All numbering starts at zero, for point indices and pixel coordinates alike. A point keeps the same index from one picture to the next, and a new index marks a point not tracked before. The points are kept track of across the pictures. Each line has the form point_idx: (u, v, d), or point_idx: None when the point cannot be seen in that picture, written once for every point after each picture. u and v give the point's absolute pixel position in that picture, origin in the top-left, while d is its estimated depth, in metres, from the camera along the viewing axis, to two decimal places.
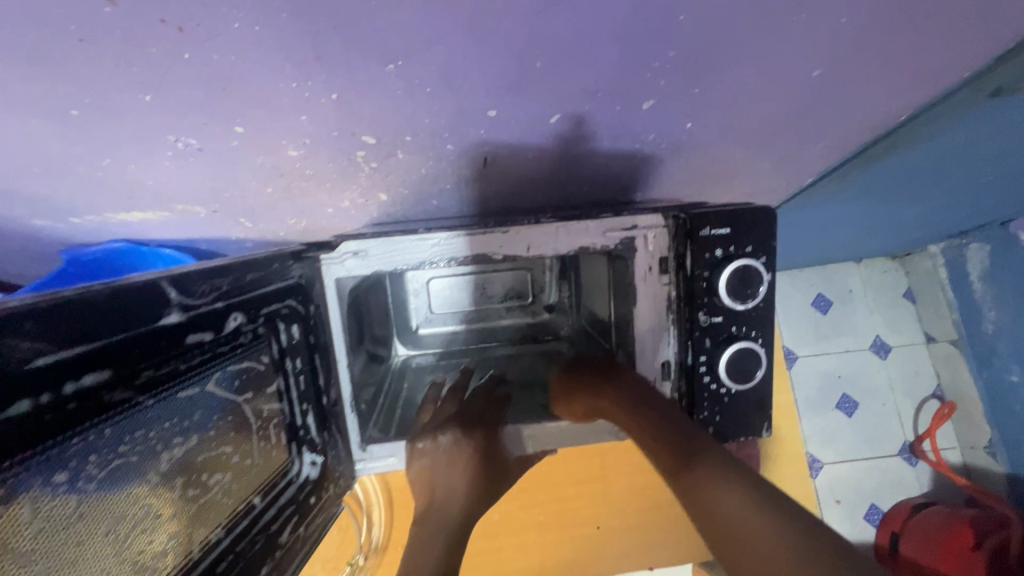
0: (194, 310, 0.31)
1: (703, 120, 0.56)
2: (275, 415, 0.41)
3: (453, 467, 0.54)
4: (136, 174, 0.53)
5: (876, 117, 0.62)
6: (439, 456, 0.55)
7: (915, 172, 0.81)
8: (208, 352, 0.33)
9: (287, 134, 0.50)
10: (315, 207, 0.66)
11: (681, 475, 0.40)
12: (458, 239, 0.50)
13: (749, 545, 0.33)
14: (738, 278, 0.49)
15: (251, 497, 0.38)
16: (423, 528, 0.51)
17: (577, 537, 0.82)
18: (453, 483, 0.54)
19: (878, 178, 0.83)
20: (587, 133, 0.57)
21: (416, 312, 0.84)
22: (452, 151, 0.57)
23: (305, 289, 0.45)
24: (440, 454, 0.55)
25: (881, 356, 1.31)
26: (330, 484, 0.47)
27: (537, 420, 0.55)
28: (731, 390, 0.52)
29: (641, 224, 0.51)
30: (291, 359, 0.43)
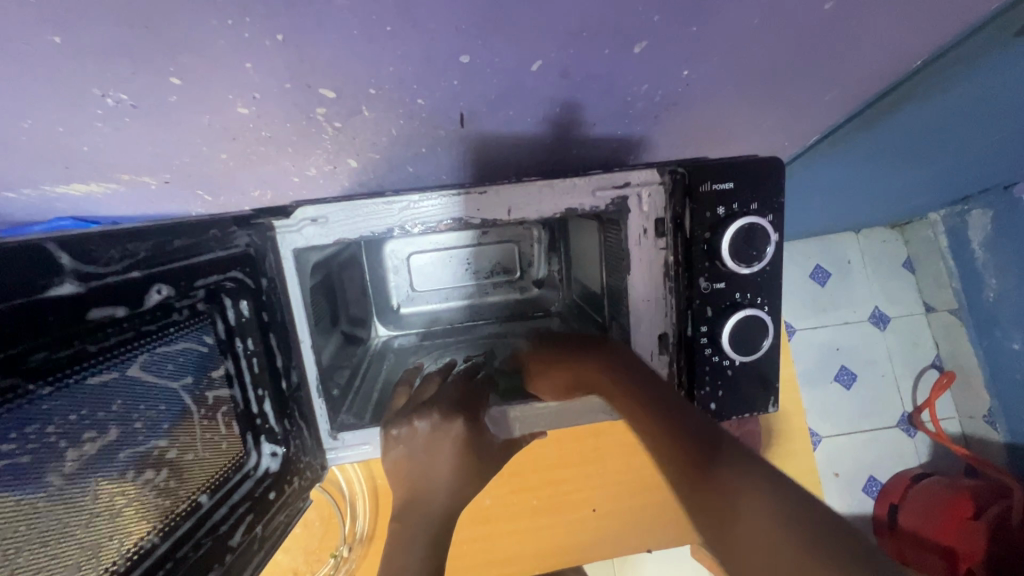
0: (99, 280, 0.26)
1: (702, 67, 0.51)
2: (223, 403, 0.36)
3: (436, 454, 0.48)
4: (67, 138, 0.47)
5: (888, 62, 0.56)
6: (416, 443, 0.48)
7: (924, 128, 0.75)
8: (126, 332, 0.28)
9: (233, 87, 0.44)
10: (279, 175, 0.60)
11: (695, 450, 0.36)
12: (430, 202, 0.45)
13: (772, 554, 0.28)
14: (743, 239, 0.44)
15: (196, 495, 0.33)
16: (403, 525, 0.44)
17: (572, 521, 0.78)
18: (436, 472, 0.47)
19: (884, 137, 0.77)
20: (574, 84, 0.51)
21: (397, 290, 0.79)
22: (424, 108, 0.51)
23: (255, 260, 0.40)
24: (418, 441, 0.48)
25: (880, 326, 1.28)
26: (294, 476, 0.42)
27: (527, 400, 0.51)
28: (735, 363, 0.48)
29: (634, 182, 0.46)
30: (240, 339, 0.38)
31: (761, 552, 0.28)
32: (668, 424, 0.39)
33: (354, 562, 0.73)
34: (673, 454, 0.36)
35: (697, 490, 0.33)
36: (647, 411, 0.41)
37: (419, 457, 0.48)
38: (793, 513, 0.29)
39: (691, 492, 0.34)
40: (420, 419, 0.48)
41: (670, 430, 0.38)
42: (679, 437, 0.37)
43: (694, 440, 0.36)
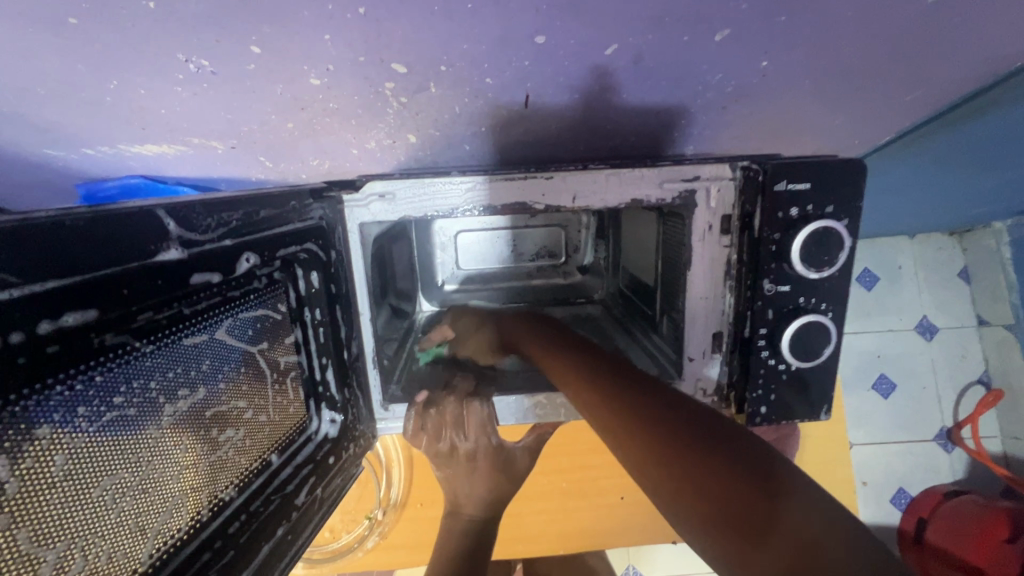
0: (198, 247, 0.27)
1: (783, 58, 0.49)
2: (292, 368, 0.38)
3: (462, 472, 0.57)
4: (146, 100, 0.49)
5: (981, 58, 0.53)
6: (447, 457, 0.56)
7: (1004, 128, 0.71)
8: (217, 296, 0.29)
9: (308, 58, 0.44)
10: (339, 147, 0.60)
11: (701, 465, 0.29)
12: (494, 185, 0.44)
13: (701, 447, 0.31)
14: (815, 243, 0.43)
15: (268, 453, 0.35)
16: (454, 523, 0.57)
17: (598, 506, 0.79)
18: (470, 487, 0.57)
19: (960, 136, 0.72)
20: (646, 70, 0.49)
21: (442, 267, 0.80)
22: (491, 87, 0.51)
23: (326, 233, 0.41)
24: (448, 456, 0.56)
25: (926, 337, 1.22)
26: (350, 443, 0.44)
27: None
28: (791, 368, 0.47)
29: (703, 175, 0.45)
30: (310, 309, 0.39)
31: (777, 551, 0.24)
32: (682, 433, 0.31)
33: (387, 525, 0.77)
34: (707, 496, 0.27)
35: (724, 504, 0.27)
36: (657, 415, 0.34)
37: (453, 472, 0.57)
38: (805, 496, 0.26)
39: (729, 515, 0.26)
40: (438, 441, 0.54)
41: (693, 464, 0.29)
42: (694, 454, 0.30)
43: (715, 451, 0.29)
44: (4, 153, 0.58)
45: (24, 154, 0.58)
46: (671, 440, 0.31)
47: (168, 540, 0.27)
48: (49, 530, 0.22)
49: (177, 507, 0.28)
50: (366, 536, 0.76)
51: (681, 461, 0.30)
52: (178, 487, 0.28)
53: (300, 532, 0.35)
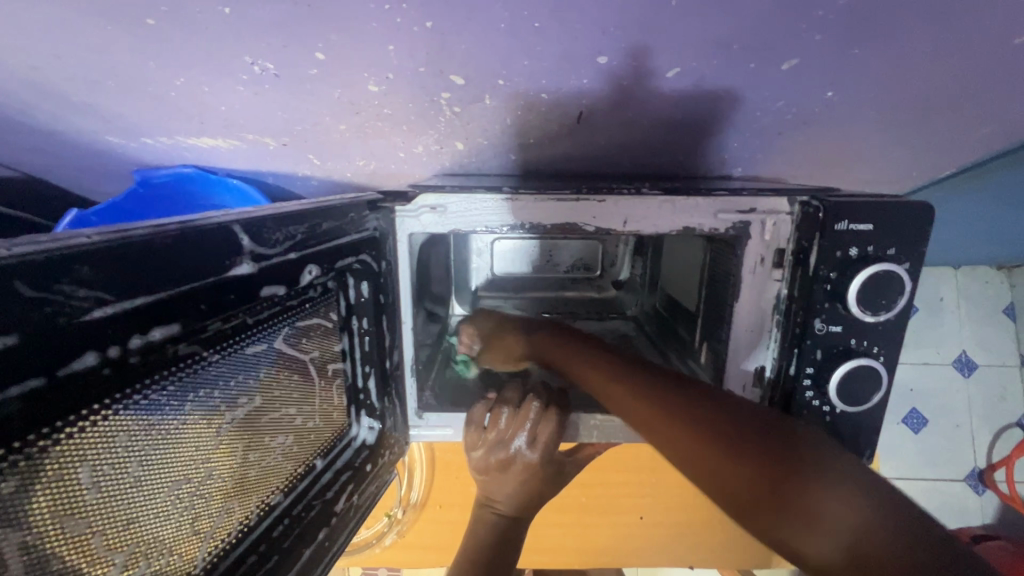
0: (267, 261, 0.27)
1: (851, 89, 0.47)
2: (338, 375, 0.38)
3: (506, 481, 0.50)
4: (209, 97, 0.50)
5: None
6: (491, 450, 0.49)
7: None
8: (278, 306, 0.30)
9: (369, 66, 0.45)
10: (387, 150, 0.61)
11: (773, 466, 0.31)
12: (544, 203, 0.44)
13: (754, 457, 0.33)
14: (873, 285, 0.41)
15: (313, 458, 0.36)
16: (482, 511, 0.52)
17: (616, 524, 0.79)
18: (505, 485, 0.50)
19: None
20: (706, 94, 0.49)
21: (477, 272, 0.81)
22: (546, 101, 0.51)
23: (379, 243, 0.41)
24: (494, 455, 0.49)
25: (963, 373, 1.11)
26: (385, 450, 0.44)
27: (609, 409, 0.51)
28: (836, 411, 0.45)
29: (759, 208, 0.44)
30: (358, 318, 0.40)
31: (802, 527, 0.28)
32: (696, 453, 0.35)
33: (405, 524, 0.77)
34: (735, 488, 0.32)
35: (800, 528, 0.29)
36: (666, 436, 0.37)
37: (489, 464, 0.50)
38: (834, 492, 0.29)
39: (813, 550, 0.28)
40: (496, 447, 0.49)
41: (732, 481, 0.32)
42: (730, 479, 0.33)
43: (730, 464, 0.33)
44: (70, 138, 0.60)
45: (93, 142, 0.61)
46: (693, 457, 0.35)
47: (218, 545, 0.28)
48: (118, 532, 0.22)
49: (229, 511, 0.28)
50: (384, 533, 0.77)
51: (729, 488, 0.32)
52: (232, 492, 0.29)
53: (336, 538, 0.36)
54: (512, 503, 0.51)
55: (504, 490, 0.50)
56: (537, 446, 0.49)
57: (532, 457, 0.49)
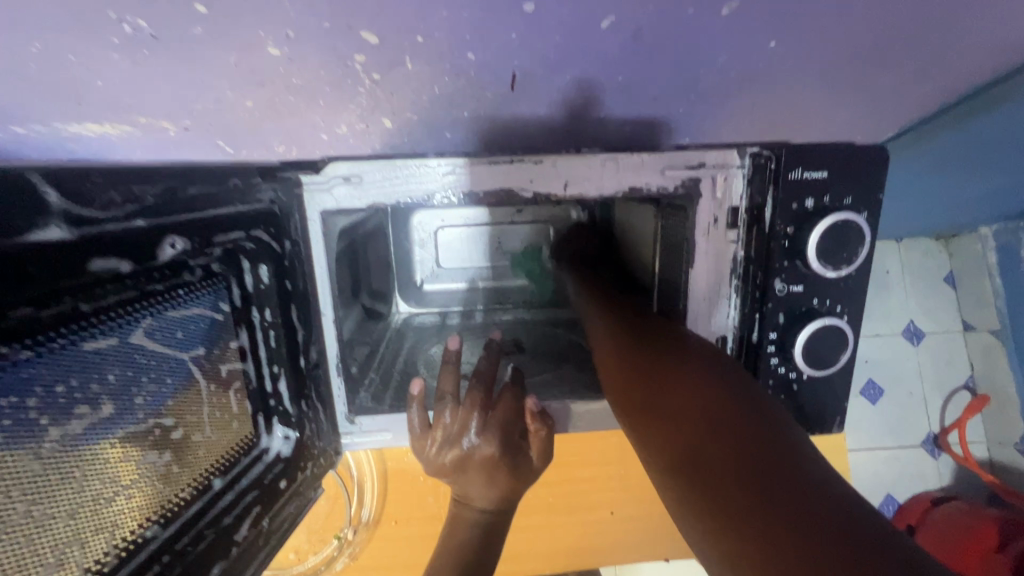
0: (98, 228, 0.21)
1: (794, 38, 0.45)
2: (236, 377, 0.33)
3: (473, 478, 0.44)
4: (77, 69, 0.43)
5: (1005, 36, 0.48)
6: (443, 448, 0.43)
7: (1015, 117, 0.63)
8: (130, 292, 0.24)
9: (263, 22, 0.39)
10: (306, 130, 0.55)
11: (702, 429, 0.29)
12: (475, 168, 0.39)
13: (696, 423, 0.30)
14: (833, 238, 0.38)
15: (205, 478, 0.30)
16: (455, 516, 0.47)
17: (586, 522, 0.74)
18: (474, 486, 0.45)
19: (957, 110, 0.64)
20: (645, 49, 0.45)
21: (421, 266, 0.75)
22: (473, 63, 0.46)
23: (280, 220, 0.34)
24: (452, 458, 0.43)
25: (914, 342, 1.11)
26: (308, 463, 0.38)
27: (587, 396, 0.46)
28: (803, 377, 0.42)
29: (709, 162, 0.40)
30: (257, 309, 0.33)
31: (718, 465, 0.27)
32: (643, 387, 0.35)
33: (358, 545, 0.70)
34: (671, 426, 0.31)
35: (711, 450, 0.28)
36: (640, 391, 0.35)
37: (453, 467, 0.44)
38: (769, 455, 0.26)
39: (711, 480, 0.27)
40: (448, 444, 0.43)
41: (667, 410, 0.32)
42: (692, 425, 0.30)
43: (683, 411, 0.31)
44: None
45: None
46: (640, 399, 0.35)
47: None
48: None
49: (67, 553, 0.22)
50: (334, 557, 0.70)
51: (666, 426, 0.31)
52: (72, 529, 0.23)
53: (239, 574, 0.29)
54: (489, 501, 0.45)
55: (475, 488, 0.45)
56: (490, 428, 0.43)
57: (488, 445, 0.43)
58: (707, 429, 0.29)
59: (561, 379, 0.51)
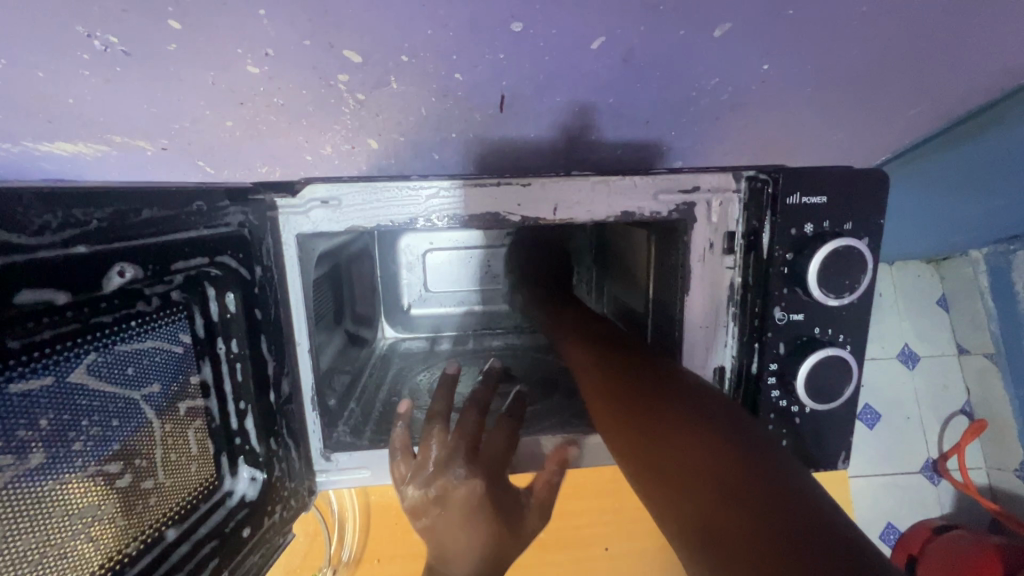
0: (28, 256, 0.19)
1: (787, 61, 0.44)
2: (198, 415, 0.30)
3: (452, 528, 0.38)
4: (47, 86, 0.41)
5: (999, 56, 0.46)
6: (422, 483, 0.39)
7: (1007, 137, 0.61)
8: (69, 324, 0.22)
9: (241, 40, 0.37)
10: (290, 150, 0.54)
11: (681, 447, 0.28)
12: (460, 191, 0.37)
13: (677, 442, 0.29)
14: (835, 265, 0.37)
15: (158, 527, 0.27)
16: None
17: (580, 560, 0.70)
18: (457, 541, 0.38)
19: (949, 128, 0.62)
20: (636, 70, 0.44)
21: (409, 289, 0.73)
22: (461, 84, 0.45)
23: (250, 245, 0.32)
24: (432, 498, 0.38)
25: (909, 366, 1.08)
26: (277, 506, 0.35)
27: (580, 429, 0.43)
28: (805, 411, 0.40)
29: (704, 186, 0.39)
30: (222, 339, 0.31)
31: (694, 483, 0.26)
32: (640, 424, 0.32)
33: None
34: (652, 444, 0.30)
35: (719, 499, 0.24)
36: (623, 410, 0.34)
37: (433, 513, 0.38)
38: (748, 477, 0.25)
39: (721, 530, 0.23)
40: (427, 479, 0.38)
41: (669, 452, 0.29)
42: (672, 442, 0.29)
43: (665, 430, 0.30)
44: None
45: None
46: (637, 436, 0.32)
47: None
48: None
49: None
50: None
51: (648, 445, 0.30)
52: None
53: None
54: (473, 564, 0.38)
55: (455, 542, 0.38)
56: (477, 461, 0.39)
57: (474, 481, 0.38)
58: (688, 447, 0.28)
59: (551, 411, 0.48)
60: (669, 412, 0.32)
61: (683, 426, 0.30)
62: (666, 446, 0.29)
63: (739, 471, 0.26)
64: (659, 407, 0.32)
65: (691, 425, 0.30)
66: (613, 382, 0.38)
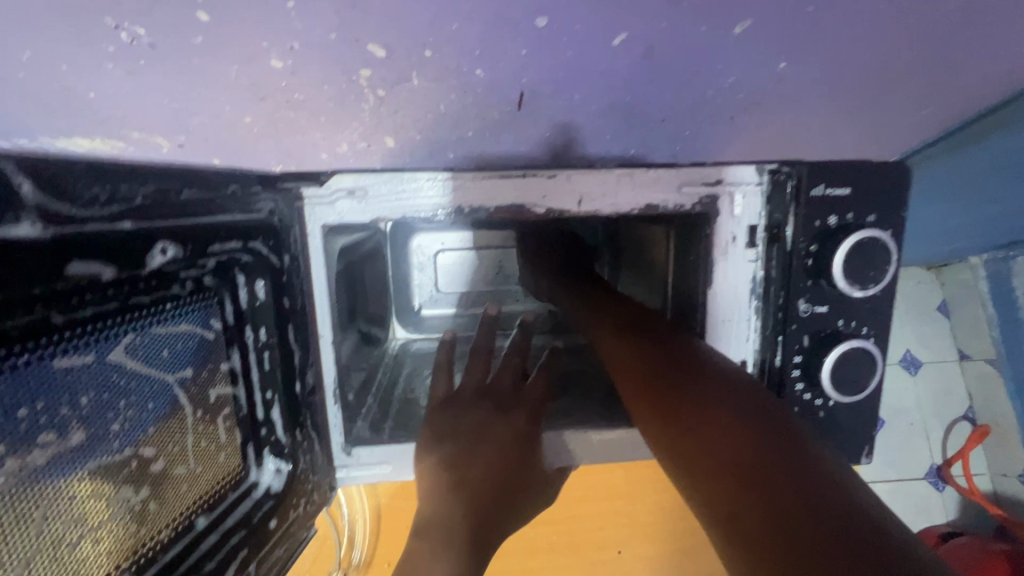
0: (76, 227, 0.19)
1: (805, 60, 0.44)
2: (226, 403, 0.30)
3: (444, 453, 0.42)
4: (71, 80, 0.41)
5: (1012, 51, 0.46)
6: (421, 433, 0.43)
7: (1009, 136, 0.58)
8: (109, 303, 0.21)
9: (267, 32, 0.38)
10: (306, 151, 0.53)
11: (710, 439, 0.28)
12: (485, 183, 0.37)
13: (706, 432, 0.29)
14: (860, 257, 0.37)
15: (188, 516, 0.27)
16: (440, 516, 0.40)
17: (592, 563, 0.70)
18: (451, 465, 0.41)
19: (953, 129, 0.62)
20: (656, 68, 0.45)
21: (419, 290, 0.73)
22: (482, 81, 0.45)
23: (279, 233, 0.32)
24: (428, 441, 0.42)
25: (909, 371, 1.05)
26: (300, 500, 0.34)
27: (604, 424, 0.43)
28: (829, 404, 0.40)
29: (727, 179, 0.39)
30: (251, 327, 0.31)
31: (725, 480, 0.26)
32: (668, 405, 0.32)
33: None
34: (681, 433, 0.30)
35: (766, 507, 0.24)
36: (648, 394, 0.34)
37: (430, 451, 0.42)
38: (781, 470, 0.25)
39: (775, 544, 0.22)
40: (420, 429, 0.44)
41: (701, 446, 0.28)
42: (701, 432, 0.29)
43: (693, 418, 0.30)
44: None
45: None
46: (665, 426, 0.31)
47: None
48: None
49: None
50: None
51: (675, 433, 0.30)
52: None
53: None
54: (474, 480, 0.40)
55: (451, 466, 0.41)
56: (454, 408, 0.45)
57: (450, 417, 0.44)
58: (716, 439, 0.28)
59: (571, 407, 0.47)
60: (701, 406, 0.31)
61: (711, 413, 0.30)
62: (694, 437, 0.29)
63: (769, 466, 0.25)
64: (684, 395, 0.32)
65: (718, 412, 0.30)
66: (635, 359, 0.37)
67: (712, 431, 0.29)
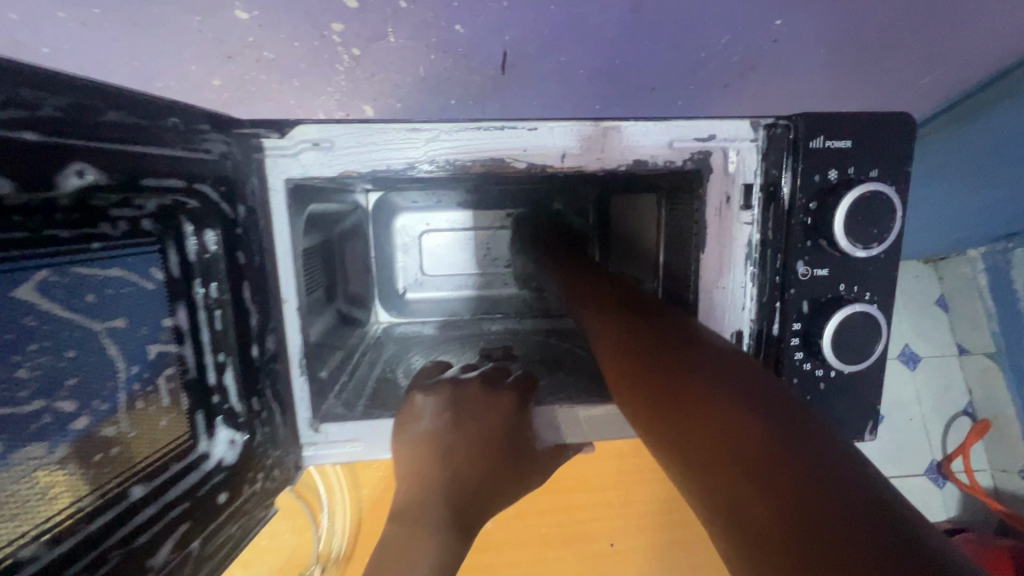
0: None
1: (799, 16, 0.42)
2: (169, 362, 0.27)
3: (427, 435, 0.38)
4: (28, 35, 0.39)
5: None
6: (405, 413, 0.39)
7: None
8: (16, 232, 0.19)
9: None
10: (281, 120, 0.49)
11: (716, 429, 0.24)
12: (461, 135, 0.35)
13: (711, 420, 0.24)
14: (863, 213, 0.34)
15: (122, 485, 0.24)
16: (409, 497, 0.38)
17: (584, 556, 0.67)
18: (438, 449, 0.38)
19: (951, 96, 0.54)
20: (645, 25, 0.43)
21: (404, 272, 0.70)
22: (462, 38, 0.43)
23: (234, 180, 0.29)
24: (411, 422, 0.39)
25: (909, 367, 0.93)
26: (258, 475, 0.31)
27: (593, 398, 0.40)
28: (830, 375, 0.38)
29: (721, 134, 0.36)
30: (201, 282, 0.28)
31: (733, 476, 0.21)
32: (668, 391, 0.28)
33: None
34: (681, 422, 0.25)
35: (780, 506, 0.19)
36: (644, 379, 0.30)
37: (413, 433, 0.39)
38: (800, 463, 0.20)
39: (784, 544, 0.18)
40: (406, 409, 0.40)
41: (704, 436, 0.24)
42: (705, 421, 0.24)
43: (696, 404, 0.25)
44: None
45: None
46: (664, 412, 0.27)
47: None
48: None
49: None
50: None
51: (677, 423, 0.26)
52: None
53: None
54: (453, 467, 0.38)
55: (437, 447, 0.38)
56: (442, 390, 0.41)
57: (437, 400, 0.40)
58: (724, 428, 0.23)
59: (558, 384, 0.44)
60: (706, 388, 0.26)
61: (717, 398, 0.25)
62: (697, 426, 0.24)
63: (786, 458, 0.21)
64: (687, 377, 0.27)
65: (727, 397, 0.25)
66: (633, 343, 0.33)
67: (710, 413, 0.24)
